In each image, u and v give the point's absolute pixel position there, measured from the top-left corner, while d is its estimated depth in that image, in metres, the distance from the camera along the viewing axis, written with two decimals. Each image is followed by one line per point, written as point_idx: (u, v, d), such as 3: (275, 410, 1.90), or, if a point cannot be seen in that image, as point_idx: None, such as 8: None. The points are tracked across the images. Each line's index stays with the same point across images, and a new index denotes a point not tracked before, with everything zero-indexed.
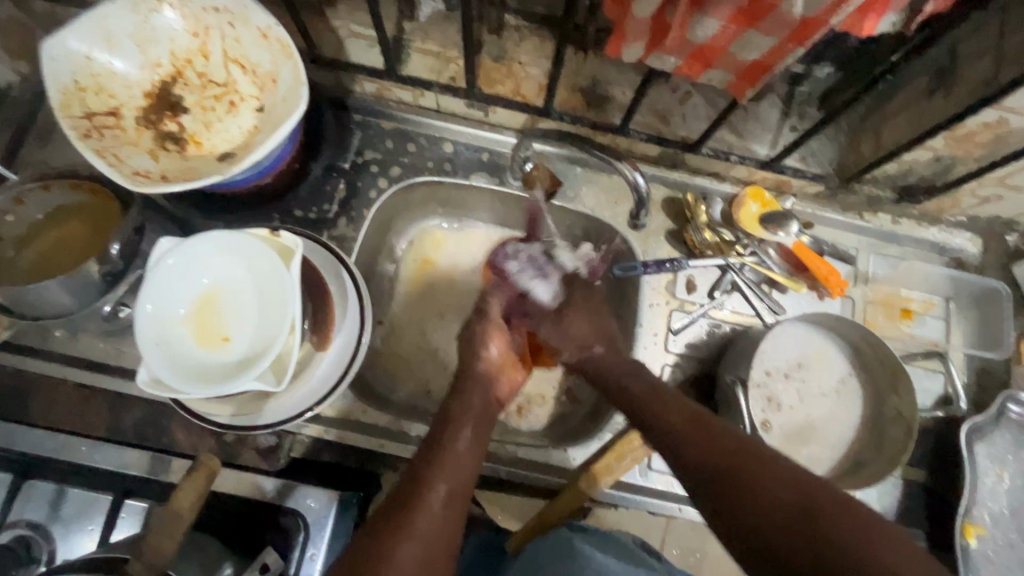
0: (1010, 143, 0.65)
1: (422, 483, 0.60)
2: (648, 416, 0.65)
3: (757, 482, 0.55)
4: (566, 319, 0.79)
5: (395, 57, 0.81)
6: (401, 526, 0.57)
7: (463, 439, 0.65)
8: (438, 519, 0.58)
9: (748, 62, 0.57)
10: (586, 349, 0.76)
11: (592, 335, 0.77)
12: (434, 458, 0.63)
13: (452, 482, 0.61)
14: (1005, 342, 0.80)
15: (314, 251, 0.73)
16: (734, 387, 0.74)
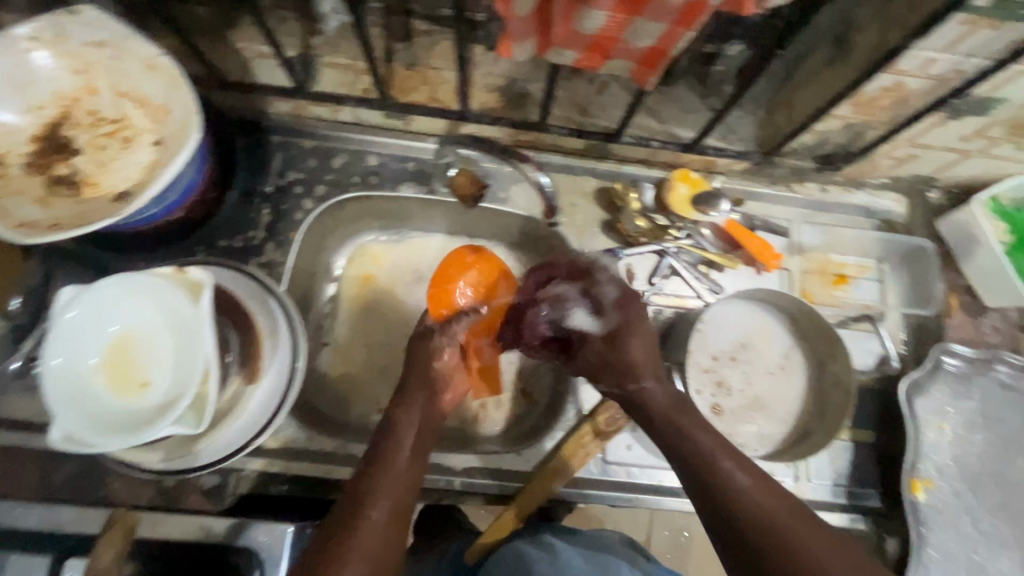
0: (912, 105, 0.66)
1: (362, 501, 0.59)
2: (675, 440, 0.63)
3: (792, 535, 0.53)
4: (622, 345, 0.70)
5: (305, 73, 0.79)
6: (344, 548, 0.55)
7: (405, 452, 0.65)
8: (383, 534, 0.57)
9: (643, 49, 0.57)
10: (633, 383, 0.68)
11: (648, 371, 0.68)
12: (380, 475, 0.62)
13: (394, 501, 0.60)
14: (934, 297, 0.83)
15: (239, 283, 0.71)
16: (671, 372, 0.77)
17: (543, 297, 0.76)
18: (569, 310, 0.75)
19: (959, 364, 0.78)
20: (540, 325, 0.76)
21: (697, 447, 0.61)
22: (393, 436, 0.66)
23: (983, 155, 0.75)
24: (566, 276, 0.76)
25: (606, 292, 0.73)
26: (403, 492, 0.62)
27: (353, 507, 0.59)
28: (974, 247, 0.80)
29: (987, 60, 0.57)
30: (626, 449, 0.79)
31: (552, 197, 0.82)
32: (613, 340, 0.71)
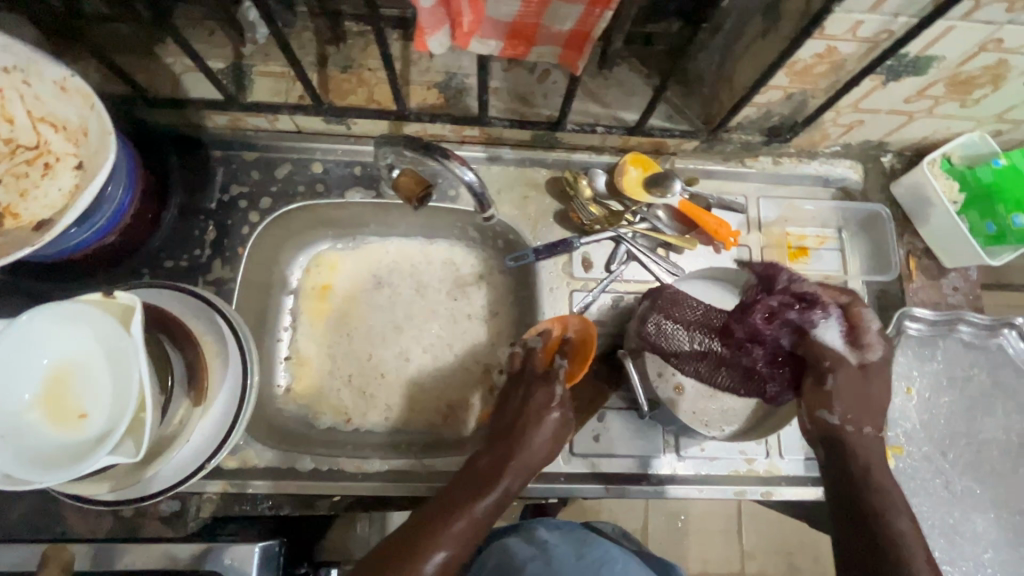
0: (848, 70, 0.65)
1: (426, 542, 0.59)
2: (869, 498, 0.58)
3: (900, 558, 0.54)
4: (864, 390, 0.59)
5: (237, 84, 0.77)
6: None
7: (494, 498, 0.63)
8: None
9: (566, 32, 0.56)
10: (857, 424, 0.60)
11: (874, 413, 0.60)
12: (452, 519, 0.61)
13: (454, 553, 0.59)
14: (892, 263, 0.82)
15: (185, 303, 0.70)
16: (625, 357, 0.75)
17: (802, 317, 0.59)
18: (812, 329, 0.59)
19: (921, 328, 0.78)
20: (770, 333, 0.61)
21: (889, 533, 0.56)
22: (500, 472, 0.65)
23: (928, 115, 0.74)
24: (798, 300, 0.59)
25: (833, 326, 0.59)
26: (466, 543, 0.60)
27: (420, 542, 0.59)
28: (928, 209, 0.79)
29: (914, 18, 0.56)
30: (593, 441, 0.78)
31: (484, 191, 0.72)
32: (863, 381, 0.59)
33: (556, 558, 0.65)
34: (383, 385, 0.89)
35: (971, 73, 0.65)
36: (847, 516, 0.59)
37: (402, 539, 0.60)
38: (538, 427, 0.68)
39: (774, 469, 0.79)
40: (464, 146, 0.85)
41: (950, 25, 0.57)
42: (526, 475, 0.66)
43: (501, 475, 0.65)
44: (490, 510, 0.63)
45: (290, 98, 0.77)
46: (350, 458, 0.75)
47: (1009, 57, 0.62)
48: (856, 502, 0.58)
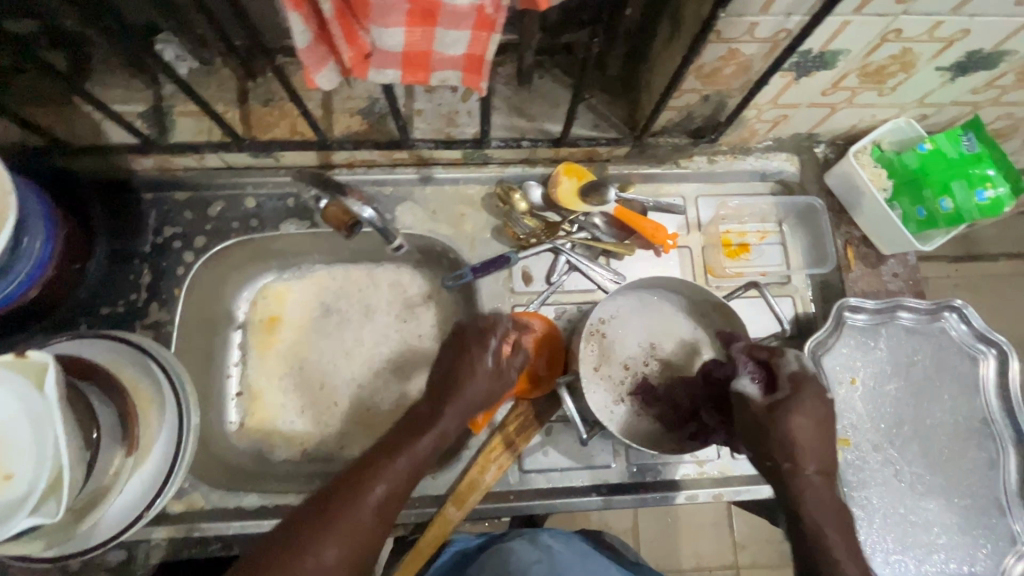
0: (755, 70, 0.65)
1: (369, 475, 0.62)
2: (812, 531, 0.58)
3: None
4: (771, 426, 0.59)
5: (158, 127, 0.77)
6: (333, 520, 0.58)
7: (428, 436, 0.66)
8: (371, 518, 0.60)
9: (459, 56, 0.54)
10: (789, 459, 0.59)
11: (809, 447, 0.59)
12: (394, 458, 0.64)
13: (391, 487, 0.62)
14: (829, 255, 0.82)
15: (118, 352, 0.70)
16: (561, 390, 0.71)
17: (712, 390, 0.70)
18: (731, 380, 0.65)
19: (863, 318, 0.78)
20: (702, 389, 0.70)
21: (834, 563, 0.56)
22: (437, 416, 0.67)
23: (849, 105, 0.74)
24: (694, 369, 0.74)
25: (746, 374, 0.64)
26: (404, 480, 0.63)
27: (365, 477, 0.62)
28: (860, 198, 0.79)
29: (806, 16, 0.56)
30: (543, 456, 0.77)
31: (383, 226, 0.77)
32: (774, 420, 0.60)
33: (562, 563, 0.67)
34: (336, 414, 0.89)
35: (879, 63, 0.64)
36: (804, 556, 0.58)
37: (342, 481, 0.62)
38: (472, 372, 0.70)
39: (726, 470, 0.79)
40: (396, 169, 0.84)
41: (845, 20, 0.57)
42: (458, 417, 0.68)
43: (439, 418, 0.67)
44: (432, 445, 0.66)
45: (212, 137, 0.77)
46: (297, 493, 0.75)
47: (913, 45, 0.61)
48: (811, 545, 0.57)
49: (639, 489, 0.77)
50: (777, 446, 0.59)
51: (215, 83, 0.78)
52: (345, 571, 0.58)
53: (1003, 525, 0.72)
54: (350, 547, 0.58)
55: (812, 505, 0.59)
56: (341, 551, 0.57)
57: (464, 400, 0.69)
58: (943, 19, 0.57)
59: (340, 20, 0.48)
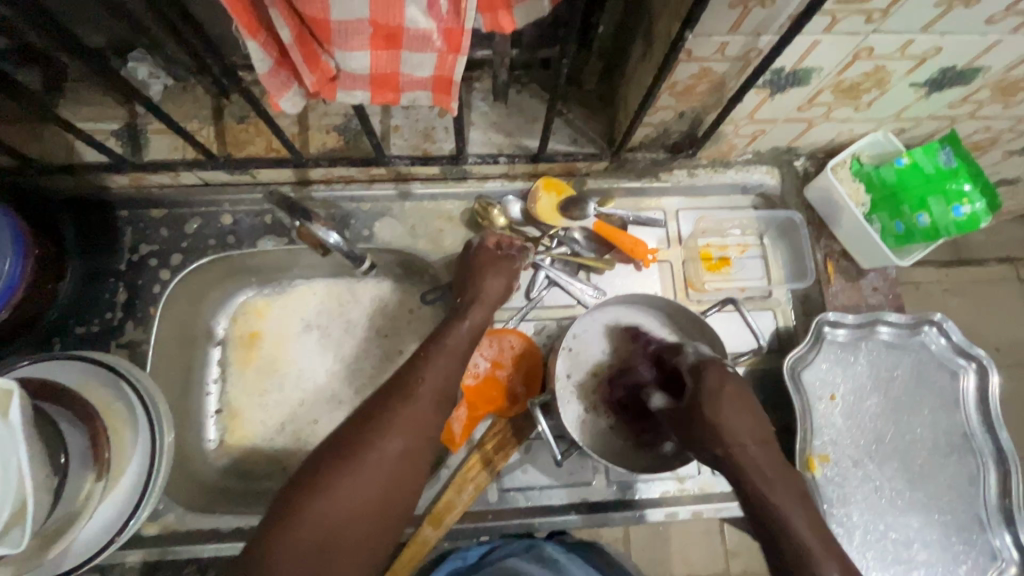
0: (729, 87, 0.65)
1: (414, 376, 0.64)
2: (775, 515, 0.55)
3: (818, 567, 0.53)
4: (703, 412, 0.59)
5: (133, 145, 0.77)
6: (389, 416, 0.62)
7: (462, 331, 0.69)
8: (426, 412, 0.63)
9: (427, 77, 0.54)
10: (727, 445, 0.58)
11: (744, 431, 0.58)
12: (435, 358, 0.66)
13: (443, 380, 0.65)
14: (808, 270, 0.82)
15: (89, 374, 0.69)
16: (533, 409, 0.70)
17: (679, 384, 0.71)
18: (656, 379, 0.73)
19: (843, 333, 0.78)
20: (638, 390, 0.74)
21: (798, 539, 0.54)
22: (463, 314, 0.70)
23: (827, 119, 0.74)
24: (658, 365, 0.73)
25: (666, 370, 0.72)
26: (452, 373, 0.66)
27: (411, 380, 0.64)
28: (838, 212, 0.79)
29: (775, 36, 0.56)
30: (523, 474, 0.77)
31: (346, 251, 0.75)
32: (706, 404, 0.59)
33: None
34: (316, 431, 0.88)
35: (853, 80, 0.64)
36: (768, 541, 0.56)
37: (389, 387, 0.65)
38: (485, 267, 0.74)
39: (707, 486, 0.78)
40: (374, 184, 0.84)
41: (815, 39, 0.56)
42: (486, 314, 0.71)
43: (465, 315, 0.70)
44: (463, 341, 0.68)
45: (187, 154, 0.77)
46: None
47: (885, 63, 0.61)
48: (775, 536, 0.55)
49: (618, 507, 0.76)
50: (705, 427, 0.59)
51: (190, 100, 0.77)
52: (411, 459, 0.61)
53: (983, 541, 0.72)
54: (411, 439, 0.61)
55: (772, 494, 0.56)
56: (403, 442, 0.61)
57: (480, 282, 0.73)
58: (914, 38, 0.57)
59: (300, 46, 0.48)
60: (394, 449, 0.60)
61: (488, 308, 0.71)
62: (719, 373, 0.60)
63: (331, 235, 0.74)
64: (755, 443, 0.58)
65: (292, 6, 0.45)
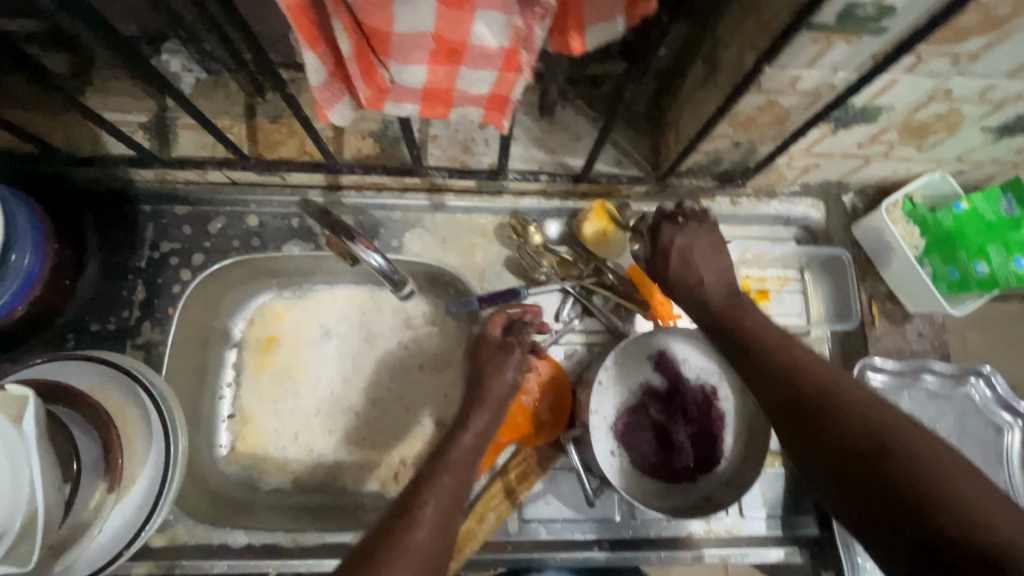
0: (793, 120, 0.62)
1: (415, 501, 0.55)
2: (761, 359, 0.56)
3: (826, 411, 0.50)
4: (668, 261, 0.64)
5: (161, 140, 0.74)
6: (397, 541, 0.51)
7: (465, 442, 0.63)
8: (432, 537, 0.52)
9: (482, 97, 0.51)
10: (692, 274, 0.63)
11: (705, 267, 0.64)
12: (437, 478, 0.58)
13: (448, 501, 0.56)
14: (854, 311, 0.79)
15: (105, 377, 0.67)
16: (568, 445, 0.71)
17: (693, 410, 0.71)
18: (674, 410, 0.71)
19: (885, 378, 0.75)
20: (656, 425, 0.71)
21: (788, 372, 0.53)
22: (463, 427, 0.65)
23: (885, 157, 0.71)
24: (667, 396, 0.72)
25: (678, 401, 0.71)
26: (455, 493, 0.58)
27: (415, 506, 0.55)
28: (889, 254, 0.76)
29: (853, 74, 0.52)
30: (546, 505, 0.74)
31: (393, 270, 0.71)
32: (671, 252, 0.65)
33: None
34: (331, 444, 0.85)
35: (923, 120, 0.61)
36: (765, 390, 0.55)
37: (387, 519, 0.54)
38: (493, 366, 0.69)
39: (734, 529, 0.76)
40: (406, 194, 0.81)
41: (894, 79, 0.53)
42: (491, 416, 0.66)
43: (465, 425, 0.65)
44: (475, 439, 0.64)
45: (217, 152, 0.74)
46: (286, 533, 0.72)
47: (960, 106, 0.58)
48: (774, 383, 0.54)
49: (643, 545, 0.74)
50: (678, 285, 0.64)
51: (223, 96, 0.75)
52: None
53: None
54: (417, 567, 0.49)
55: (766, 352, 0.56)
56: (406, 573, 0.48)
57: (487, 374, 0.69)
58: (997, 83, 0.54)
59: (358, 59, 0.45)
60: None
61: (491, 415, 0.66)
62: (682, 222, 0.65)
63: (373, 256, 0.70)
64: (728, 286, 0.63)
65: (354, 16, 0.42)
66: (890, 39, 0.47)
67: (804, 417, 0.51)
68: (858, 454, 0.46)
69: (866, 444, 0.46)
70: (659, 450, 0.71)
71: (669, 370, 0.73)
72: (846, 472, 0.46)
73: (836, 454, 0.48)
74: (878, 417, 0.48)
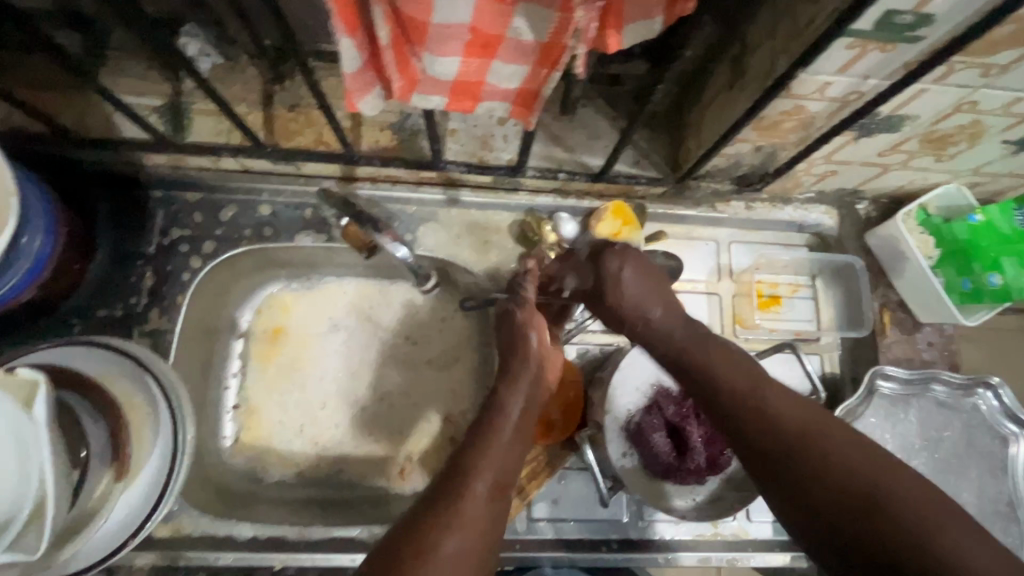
0: (817, 126, 0.62)
1: (468, 469, 0.54)
2: (734, 408, 0.54)
3: (807, 465, 0.48)
4: (619, 293, 0.62)
5: (174, 125, 0.73)
6: (448, 512, 0.50)
7: (513, 411, 0.60)
8: (485, 504, 0.52)
9: (513, 90, 0.51)
10: (638, 312, 0.62)
11: (648, 299, 0.62)
12: (486, 444, 0.57)
13: (497, 473, 0.55)
14: (867, 319, 0.80)
15: (110, 363, 0.65)
16: (586, 444, 0.68)
17: (707, 410, 0.71)
18: (687, 411, 0.72)
19: (894, 387, 0.75)
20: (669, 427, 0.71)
21: (764, 420, 0.52)
22: (506, 394, 0.61)
23: (904, 167, 0.71)
24: (680, 397, 0.73)
25: (691, 402, 0.72)
26: (505, 467, 0.56)
27: (466, 473, 0.54)
28: (902, 262, 0.77)
29: (883, 82, 0.53)
30: (554, 504, 0.74)
31: (416, 263, 0.68)
32: (620, 283, 0.63)
33: None
34: (336, 438, 0.84)
35: (946, 131, 0.61)
36: (744, 441, 0.53)
37: (439, 485, 0.54)
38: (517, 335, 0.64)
39: (741, 533, 0.76)
40: (422, 187, 0.80)
41: (923, 88, 0.53)
42: (529, 385, 0.62)
43: (507, 394, 0.61)
44: (520, 412, 0.60)
45: (232, 139, 0.73)
46: (292, 525, 0.72)
47: (984, 118, 0.58)
48: (751, 436, 0.52)
49: (651, 546, 0.74)
50: (630, 318, 0.62)
51: (239, 82, 0.74)
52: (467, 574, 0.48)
53: None
54: (472, 534, 0.49)
55: (747, 397, 0.54)
56: (461, 540, 0.49)
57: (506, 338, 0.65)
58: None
59: (394, 47, 0.44)
60: (452, 550, 0.48)
61: (532, 385, 0.62)
62: (622, 252, 0.64)
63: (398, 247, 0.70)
64: (681, 317, 0.62)
65: (394, 5, 0.41)
66: (924, 49, 0.48)
67: (786, 471, 0.49)
68: (844, 513, 0.45)
69: (851, 502, 0.45)
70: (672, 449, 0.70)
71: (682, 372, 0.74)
72: (829, 527, 0.45)
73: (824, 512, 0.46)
74: (864, 471, 0.46)
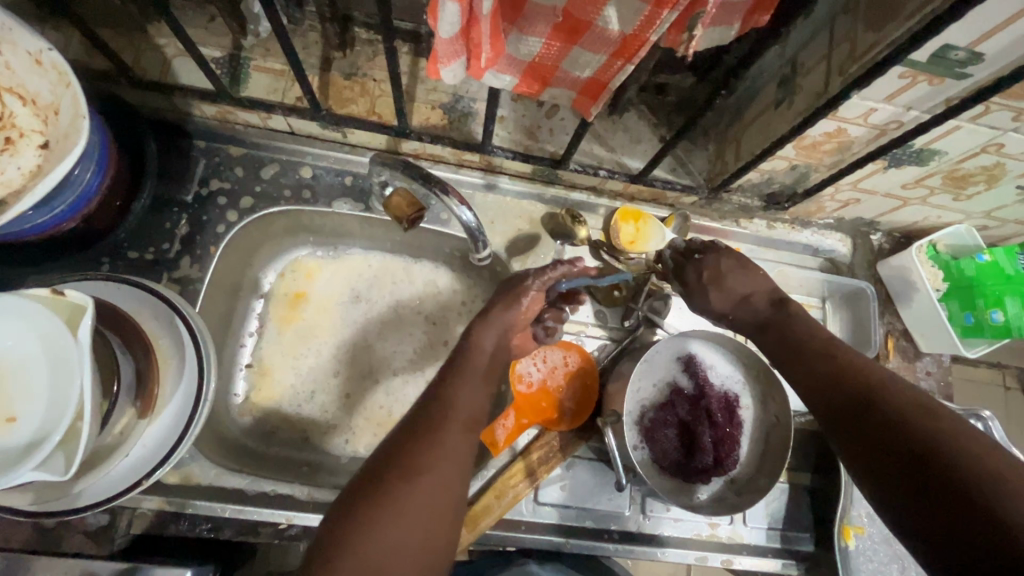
0: (854, 151, 0.65)
1: (442, 408, 0.58)
2: (821, 367, 0.59)
3: (881, 409, 0.51)
4: (706, 294, 0.70)
5: (230, 78, 0.74)
6: (429, 435, 0.55)
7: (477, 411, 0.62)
8: (461, 439, 0.56)
9: (583, 78, 0.54)
10: (734, 297, 0.69)
11: (740, 286, 0.70)
12: (455, 382, 0.61)
13: (471, 408, 0.59)
14: (872, 342, 0.82)
15: (144, 302, 0.64)
16: (605, 430, 0.69)
17: (719, 413, 0.73)
18: (701, 413, 0.73)
19: None
20: (680, 425, 0.73)
21: (846, 375, 0.56)
22: (477, 331, 0.66)
23: (922, 203, 0.75)
24: (694, 398, 0.74)
25: (706, 404, 0.73)
26: (477, 404, 0.61)
27: (441, 411, 0.57)
28: (911, 293, 0.82)
29: (925, 114, 0.56)
30: (561, 490, 0.75)
31: (479, 230, 0.67)
32: (704, 287, 0.71)
33: None
34: (346, 406, 0.84)
35: (969, 170, 0.66)
36: (827, 392, 0.57)
37: (412, 427, 0.57)
38: (517, 299, 0.68)
39: (736, 536, 0.78)
40: (461, 169, 0.82)
41: (957, 125, 0.57)
42: (498, 333, 0.67)
43: (478, 333, 0.66)
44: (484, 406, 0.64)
45: (286, 98, 0.74)
46: (302, 486, 0.72)
47: (1006, 161, 0.63)
48: (831, 385, 0.56)
49: (648, 541, 0.75)
50: (724, 309, 0.70)
51: (300, 46, 0.76)
52: (457, 482, 0.53)
53: None
54: (453, 459, 0.54)
55: (832, 367, 0.58)
56: (440, 473, 0.52)
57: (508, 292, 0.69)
58: None
59: (493, 19, 0.46)
60: (436, 468, 0.52)
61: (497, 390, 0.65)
62: (702, 261, 0.72)
63: (463, 211, 0.65)
64: (770, 294, 0.69)
65: None
66: (968, 85, 0.52)
67: (860, 415, 0.52)
68: (909, 449, 0.46)
69: (918, 440, 0.46)
70: (679, 447, 0.73)
71: (699, 375, 0.75)
72: (890, 459, 0.47)
73: (887, 446, 0.48)
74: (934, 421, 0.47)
